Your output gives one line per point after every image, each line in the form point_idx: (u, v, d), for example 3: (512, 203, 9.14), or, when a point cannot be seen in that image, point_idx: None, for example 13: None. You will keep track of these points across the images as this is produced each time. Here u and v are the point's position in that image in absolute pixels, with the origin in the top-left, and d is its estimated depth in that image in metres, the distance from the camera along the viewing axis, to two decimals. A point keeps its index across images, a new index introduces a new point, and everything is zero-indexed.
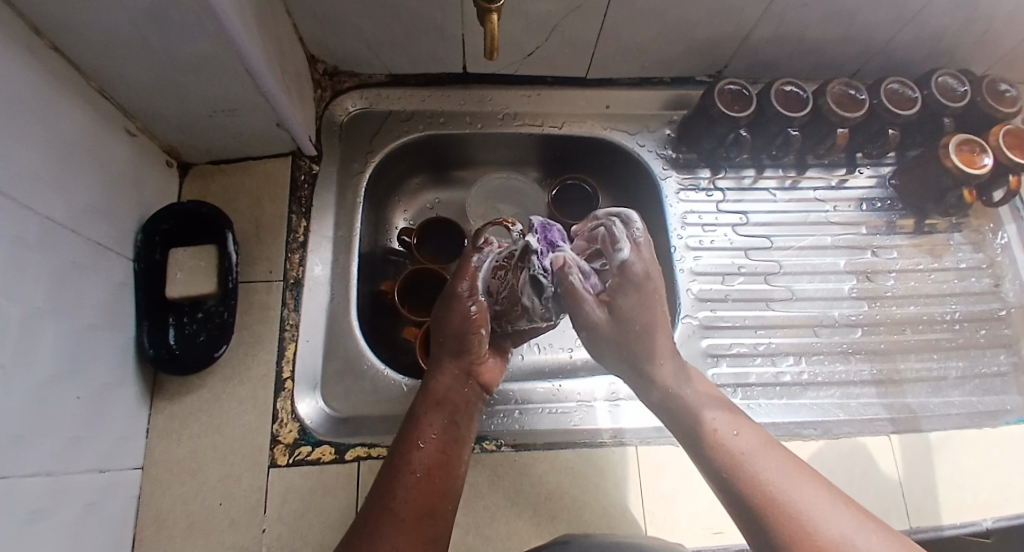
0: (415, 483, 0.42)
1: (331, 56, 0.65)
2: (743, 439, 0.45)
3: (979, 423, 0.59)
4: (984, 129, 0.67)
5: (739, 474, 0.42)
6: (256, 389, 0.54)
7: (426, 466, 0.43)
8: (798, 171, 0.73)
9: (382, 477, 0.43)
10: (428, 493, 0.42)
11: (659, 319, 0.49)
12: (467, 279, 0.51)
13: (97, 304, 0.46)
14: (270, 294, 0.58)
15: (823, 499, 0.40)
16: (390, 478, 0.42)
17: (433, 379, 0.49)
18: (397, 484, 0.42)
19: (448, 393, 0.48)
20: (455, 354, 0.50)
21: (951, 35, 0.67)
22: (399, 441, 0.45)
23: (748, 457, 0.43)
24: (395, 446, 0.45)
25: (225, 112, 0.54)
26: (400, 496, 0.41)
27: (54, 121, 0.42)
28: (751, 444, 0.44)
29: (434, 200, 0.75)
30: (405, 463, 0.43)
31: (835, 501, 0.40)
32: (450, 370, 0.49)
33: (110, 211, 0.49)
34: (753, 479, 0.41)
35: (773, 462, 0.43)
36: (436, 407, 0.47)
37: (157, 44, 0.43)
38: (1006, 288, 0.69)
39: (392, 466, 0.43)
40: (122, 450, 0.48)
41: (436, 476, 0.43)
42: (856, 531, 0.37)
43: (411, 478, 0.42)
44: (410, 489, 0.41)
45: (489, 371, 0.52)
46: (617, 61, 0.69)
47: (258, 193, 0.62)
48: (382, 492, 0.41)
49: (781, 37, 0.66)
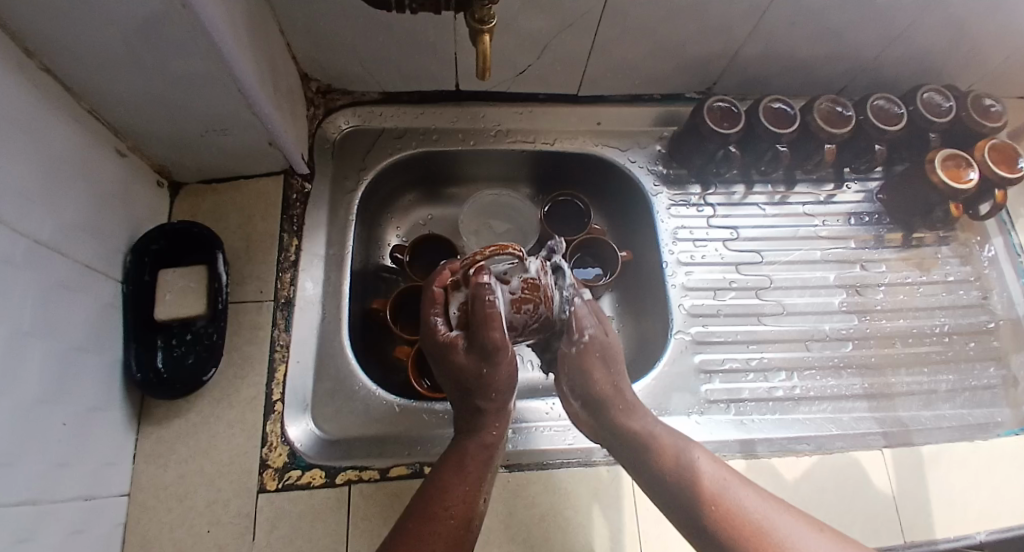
0: (447, 533, 0.40)
1: (324, 74, 0.66)
2: (746, 495, 0.44)
3: (971, 436, 0.60)
4: (968, 144, 0.69)
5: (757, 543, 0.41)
6: (246, 410, 0.53)
7: (461, 519, 0.41)
8: (787, 186, 0.74)
9: (410, 520, 0.40)
10: (457, 547, 0.40)
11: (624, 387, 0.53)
12: (496, 329, 0.43)
13: (85, 325, 0.46)
14: (261, 314, 0.57)
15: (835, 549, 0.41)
16: (422, 523, 0.40)
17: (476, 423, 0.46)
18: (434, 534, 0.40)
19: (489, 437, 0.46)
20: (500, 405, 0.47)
21: (935, 53, 0.68)
22: (433, 486, 0.43)
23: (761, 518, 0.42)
24: (428, 489, 0.42)
25: (217, 131, 0.54)
26: (432, 544, 0.39)
27: (44, 142, 0.42)
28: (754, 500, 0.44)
29: (426, 216, 0.75)
30: (444, 512, 0.41)
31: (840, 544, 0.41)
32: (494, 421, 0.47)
33: (99, 231, 0.49)
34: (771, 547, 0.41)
35: (778, 519, 0.43)
36: (478, 458, 0.45)
37: (150, 64, 0.43)
38: (994, 300, 0.70)
39: (427, 511, 0.41)
40: (109, 475, 0.47)
41: (467, 528, 0.42)
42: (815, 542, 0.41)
43: (445, 526, 0.40)
44: (443, 540, 0.40)
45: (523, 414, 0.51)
46: (608, 79, 0.70)
47: (249, 212, 0.62)
48: (413, 537, 0.39)
49: (768, 55, 0.68)
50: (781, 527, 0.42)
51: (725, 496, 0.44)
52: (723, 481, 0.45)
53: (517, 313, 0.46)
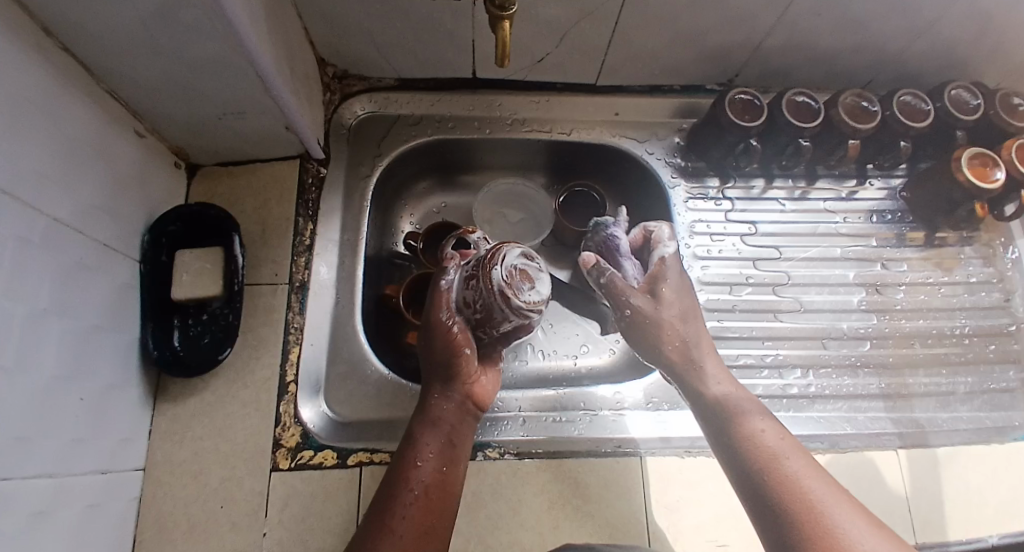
0: (412, 500, 0.42)
1: (341, 59, 0.65)
2: (783, 442, 0.44)
3: (988, 439, 0.59)
4: (995, 143, 0.67)
5: (772, 472, 0.42)
6: (260, 392, 0.53)
7: (425, 483, 0.43)
8: (808, 181, 0.73)
9: (378, 497, 0.43)
10: (426, 509, 0.42)
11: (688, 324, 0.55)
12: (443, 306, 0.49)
13: (102, 304, 0.46)
14: (275, 297, 0.57)
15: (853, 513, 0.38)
16: (386, 497, 0.42)
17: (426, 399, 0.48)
18: (394, 503, 0.42)
19: (444, 414, 0.47)
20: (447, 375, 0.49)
21: (964, 47, 0.66)
22: (396, 462, 0.45)
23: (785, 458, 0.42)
24: (394, 465, 0.45)
25: (233, 114, 0.54)
26: (397, 512, 0.41)
27: (64, 120, 0.42)
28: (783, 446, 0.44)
29: (440, 204, 0.75)
30: (404, 481, 0.43)
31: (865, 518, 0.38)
32: (442, 391, 0.49)
33: (117, 209, 0.49)
34: (781, 476, 0.41)
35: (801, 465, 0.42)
36: (432, 427, 0.46)
37: (169, 46, 0.43)
38: (1016, 302, 0.68)
39: (389, 485, 0.43)
40: (124, 451, 0.48)
41: (433, 493, 0.43)
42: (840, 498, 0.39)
43: (410, 494, 0.42)
44: (408, 506, 0.42)
45: (484, 381, 0.51)
46: (627, 68, 0.69)
47: (265, 195, 0.62)
48: (380, 509, 0.42)
49: (792, 47, 0.66)
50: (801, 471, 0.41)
51: (757, 433, 0.45)
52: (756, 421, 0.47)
53: (467, 290, 0.49)
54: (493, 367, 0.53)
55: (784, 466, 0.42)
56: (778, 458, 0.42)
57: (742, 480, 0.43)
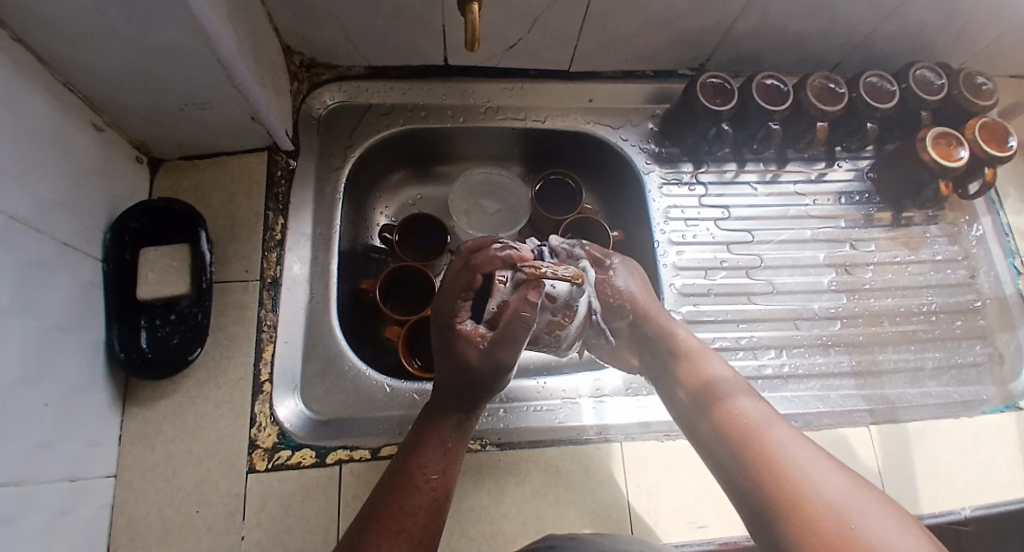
0: (427, 507, 0.41)
1: (307, 47, 0.63)
2: (765, 413, 0.44)
3: (955, 413, 0.60)
4: (960, 123, 0.68)
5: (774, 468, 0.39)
6: (234, 391, 0.53)
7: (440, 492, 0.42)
8: (779, 165, 0.73)
9: (387, 490, 0.41)
10: (435, 519, 0.41)
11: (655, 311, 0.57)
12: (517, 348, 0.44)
13: (64, 306, 0.45)
14: (247, 294, 0.56)
15: (838, 478, 0.38)
16: (401, 493, 0.41)
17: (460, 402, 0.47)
18: (409, 503, 0.40)
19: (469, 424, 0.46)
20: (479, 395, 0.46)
21: (928, 29, 0.67)
22: (411, 459, 0.43)
23: (767, 427, 0.43)
24: (408, 462, 0.43)
25: (195, 105, 0.52)
26: (413, 517, 0.40)
27: (14, 115, 0.40)
28: (768, 418, 0.44)
29: (415, 195, 0.74)
30: (425, 487, 0.41)
31: (844, 477, 0.38)
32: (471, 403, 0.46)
33: (77, 206, 0.47)
34: (758, 443, 0.41)
35: (791, 438, 0.42)
36: (457, 435, 0.45)
37: (125, 35, 0.41)
38: (981, 279, 0.70)
39: (406, 486, 0.41)
40: (94, 456, 0.47)
41: (444, 504, 0.42)
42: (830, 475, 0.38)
43: (428, 499, 0.41)
44: (421, 511, 0.40)
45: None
46: (600, 54, 0.68)
47: (232, 189, 0.60)
48: (395, 505, 0.40)
49: (763, 31, 0.66)
50: (789, 440, 0.41)
51: (737, 410, 0.45)
52: (747, 401, 0.46)
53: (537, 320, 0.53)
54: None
55: (768, 438, 0.41)
56: (767, 431, 0.42)
57: (721, 451, 0.44)
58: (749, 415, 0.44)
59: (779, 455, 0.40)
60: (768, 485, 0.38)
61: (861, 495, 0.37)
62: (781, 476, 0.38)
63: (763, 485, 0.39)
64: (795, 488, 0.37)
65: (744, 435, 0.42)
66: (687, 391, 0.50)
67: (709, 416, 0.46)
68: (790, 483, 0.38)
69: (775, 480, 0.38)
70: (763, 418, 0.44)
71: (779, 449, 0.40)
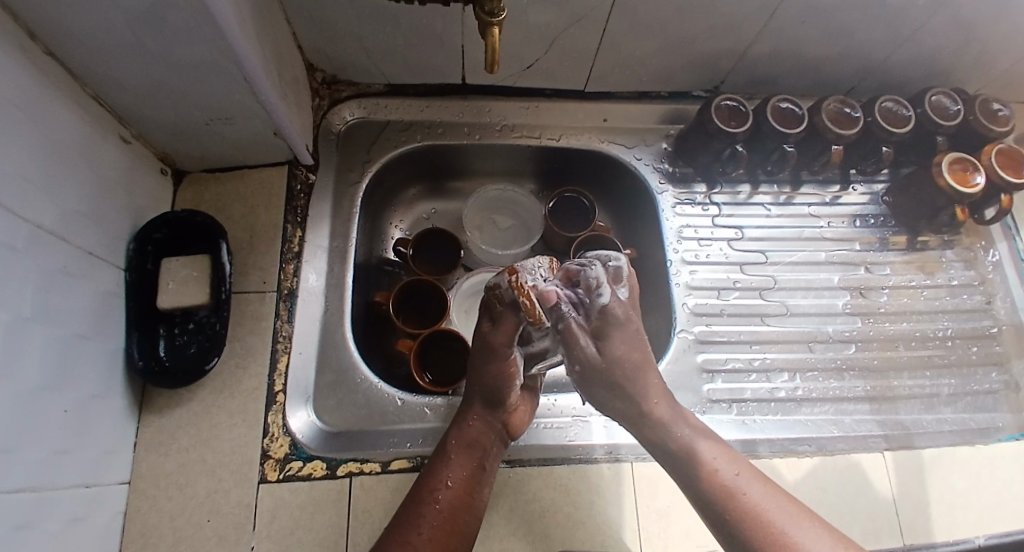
0: (437, 521, 0.43)
1: (329, 65, 0.65)
2: (736, 470, 0.45)
3: (972, 440, 0.59)
4: (976, 149, 0.68)
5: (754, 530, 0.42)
6: (248, 401, 0.53)
7: (450, 506, 0.44)
8: (793, 187, 0.74)
9: (400, 513, 0.44)
10: (449, 533, 0.43)
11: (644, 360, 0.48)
12: (500, 331, 0.47)
13: (86, 313, 0.46)
14: (264, 305, 0.57)
15: (817, 531, 0.41)
16: (410, 516, 0.43)
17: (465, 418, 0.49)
18: (420, 521, 0.42)
19: (478, 436, 0.48)
20: (478, 405, 0.49)
21: (943, 55, 0.67)
22: (424, 478, 0.46)
23: (736, 482, 0.44)
24: (420, 481, 0.46)
25: (221, 120, 0.53)
26: (418, 529, 0.42)
27: (48, 127, 0.41)
28: (740, 474, 0.45)
29: (430, 210, 0.75)
30: (430, 500, 0.44)
31: (813, 524, 0.42)
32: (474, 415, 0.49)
33: (102, 216, 0.49)
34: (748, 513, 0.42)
35: (759, 488, 0.44)
36: (464, 448, 0.47)
37: (156, 51, 0.43)
38: (997, 305, 0.70)
39: (414, 503, 0.44)
40: (110, 462, 0.47)
41: (459, 518, 0.44)
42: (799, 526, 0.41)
43: (436, 516, 0.43)
44: (433, 528, 0.42)
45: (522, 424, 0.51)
46: (615, 75, 0.69)
47: (253, 202, 0.61)
48: (404, 524, 0.42)
49: (777, 55, 0.67)
50: (762, 499, 0.43)
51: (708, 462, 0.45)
52: (711, 452, 0.46)
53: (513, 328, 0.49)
54: (532, 408, 0.54)
55: (750, 502, 0.43)
56: (739, 488, 0.44)
57: (710, 516, 0.44)
58: (717, 467, 0.45)
59: (767, 523, 0.42)
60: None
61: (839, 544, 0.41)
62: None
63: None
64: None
65: (733, 506, 0.43)
66: (659, 449, 0.48)
67: (688, 479, 0.46)
68: None
69: None
70: (734, 476, 0.45)
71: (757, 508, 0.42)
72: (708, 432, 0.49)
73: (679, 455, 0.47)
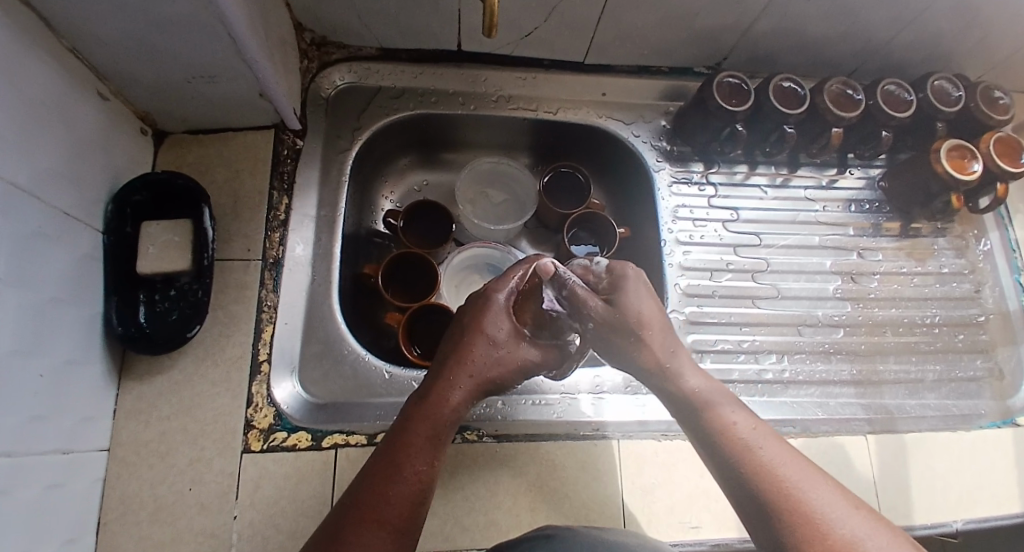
0: (412, 495, 0.39)
1: (319, 25, 0.62)
2: (756, 429, 0.43)
3: (953, 426, 0.60)
4: (974, 136, 0.68)
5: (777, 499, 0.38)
6: (231, 371, 0.52)
7: (426, 481, 0.40)
8: (790, 169, 0.73)
9: (371, 482, 0.39)
10: (417, 508, 0.40)
11: (652, 321, 0.48)
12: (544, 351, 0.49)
13: (62, 277, 0.44)
14: (248, 274, 0.55)
15: (852, 513, 0.37)
16: (387, 485, 0.39)
17: (448, 387, 0.45)
18: (393, 493, 0.38)
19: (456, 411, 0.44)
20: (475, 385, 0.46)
21: (948, 39, 0.66)
22: (395, 446, 0.41)
23: (760, 447, 0.41)
24: (389, 449, 0.41)
25: (203, 78, 0.51)
26: (396, 504, 0.38)
27: (19, 78, 0.39)
28: (754, 429, 0.43)
29: (421, 182, 0.74)
30: (407, 473, 0.40)
31: (851, 507, 0.37)
32: (466, 394, 0.45)
33: (77, 177, 0.46)
34: (761, 468, 0.40)
35: (796, 466, 0.40)
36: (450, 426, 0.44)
37: (134, 1, 0.40)
38: (985, 294, 0.70)
39: (386, 473, 0.39)
40: (88, 429, 0.46)
41: (427, 494, 0.41)
42: (835, 504, 0.37)
43: (410, 488, 0.39)
44: (406, 502, 0.39)
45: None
46: (616, 47, 0.67)
47: (237, 166, 0.59)
48: (373, 493, 0.38)
49: (782, 33, 0.65)
50: (797, 475, 0.39)
51: (734, 429, 0.43)
52: (747, 425, 0.43)
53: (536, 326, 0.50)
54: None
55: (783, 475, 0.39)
56: (767, 457, 0.40)
57: (726, 475, 0.42)
58: (750, 440, 0.42)
59: (784, 482, 0.38)
60: (785, 527, 0.36)
61: (865, 520, 0.37)
62: (796, 517, 0.36)
63: (779, 527, 0.37)
64: (805, 525, 0.36)
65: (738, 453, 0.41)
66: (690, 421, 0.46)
67: (703, 436, 0.44)
68: (814, 530, 0.35)
69: (803, 532, 0.36)
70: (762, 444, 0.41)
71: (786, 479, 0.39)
72: (741, 404, 0.46)
73: (694, 408, 0.45)
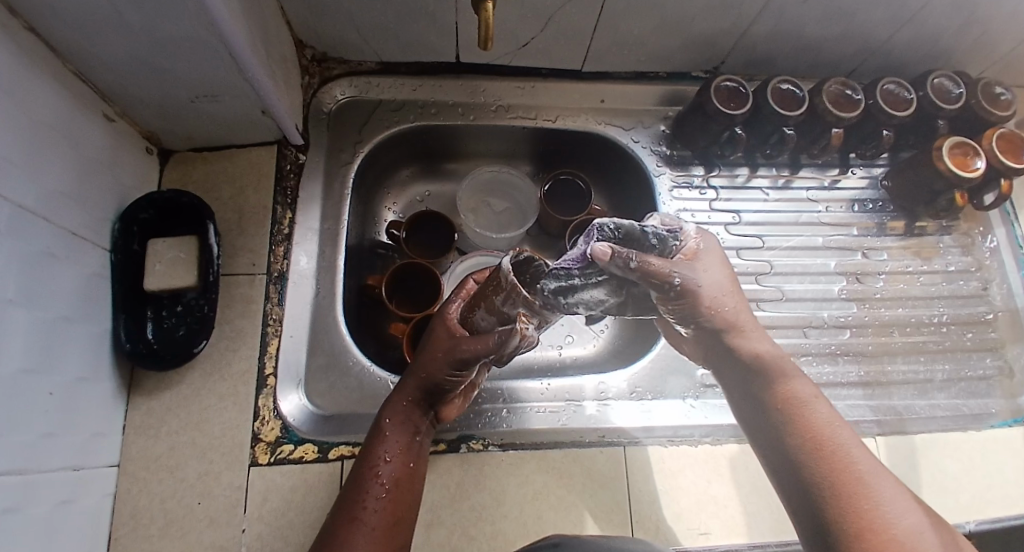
0: (384, 494, 0.42)
1: (319, 41, 0.63)
2: (827, 412, 0.43)
3: (964, 426, 0.60)
4: (977, 132, 0.67)
5: (836, 479, 0.39)
6: (238, 385, 0.53)
7: (395, 477, 0.43)
8: (791, 170, 0.73)
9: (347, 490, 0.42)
10: (397, 502, 0.42)
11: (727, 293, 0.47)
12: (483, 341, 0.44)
13: (72, 295, 0.45)
14: (253, 288, 0.56)
15: (906, 506, 0.38)
16: (358, 489, 0.42)
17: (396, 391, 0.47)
18: (365, 494, 0.41)
19: (412, 410, 0.46)
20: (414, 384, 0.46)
21: (947, 36, 0.66)
22: (365, 454, 0.44)
23: (829, 429, 0.42)
24: (360, 457, 0.44)
25: (207, 98, 0.52)
26: (364, 503, 0.41)
27: (26, 103, 0.40)
28: (823, 410, 0.43)
29: (423, 193, 0.74)
30: (373, 475, 0.42)
31: (908, 504, 0.38)
32: (411, 394, 0.46)
33: (85, 197, 0.47)
34: (822, 447, 0.41)
35: (860, 455, 0.41)
36: (400, 425, 0.45)
37: (137, 25, 0.41)
38: (993, 291, 0.69)
39: (357, 480, 0.42)
40: (98, 446, 0.47)
41: (404, 487, 0.43)
42: (892, 497, 0.38)
43: (382, 489, 0.42)
44: (380, 500, 0.41)
45: (453, 407, 0.50)
46: (613, 54, 0.68)
47: (241, 182, 0.60)
48: (350, 499, 0.42)
49: (779, 35, 0.66)
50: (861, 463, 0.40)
51: (800, 408, 0.43)
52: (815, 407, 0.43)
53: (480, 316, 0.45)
54: (470, 393, 0.51)
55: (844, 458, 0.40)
56: (833, 441, 0.41)
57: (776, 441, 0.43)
58: (818, 420, 0.42)
59: (846, 466, 0.40)
60: (830, 496, 0.38)
61: (919, 518, 0.38)
62: (848, 495, 0.38)
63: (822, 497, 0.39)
64: (861, 510, 0.37)
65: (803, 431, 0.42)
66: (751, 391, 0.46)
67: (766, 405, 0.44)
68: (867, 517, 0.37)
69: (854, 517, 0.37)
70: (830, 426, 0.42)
71: (848, 464, 0.40)
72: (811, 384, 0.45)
73: (762, 379, 0.45)
